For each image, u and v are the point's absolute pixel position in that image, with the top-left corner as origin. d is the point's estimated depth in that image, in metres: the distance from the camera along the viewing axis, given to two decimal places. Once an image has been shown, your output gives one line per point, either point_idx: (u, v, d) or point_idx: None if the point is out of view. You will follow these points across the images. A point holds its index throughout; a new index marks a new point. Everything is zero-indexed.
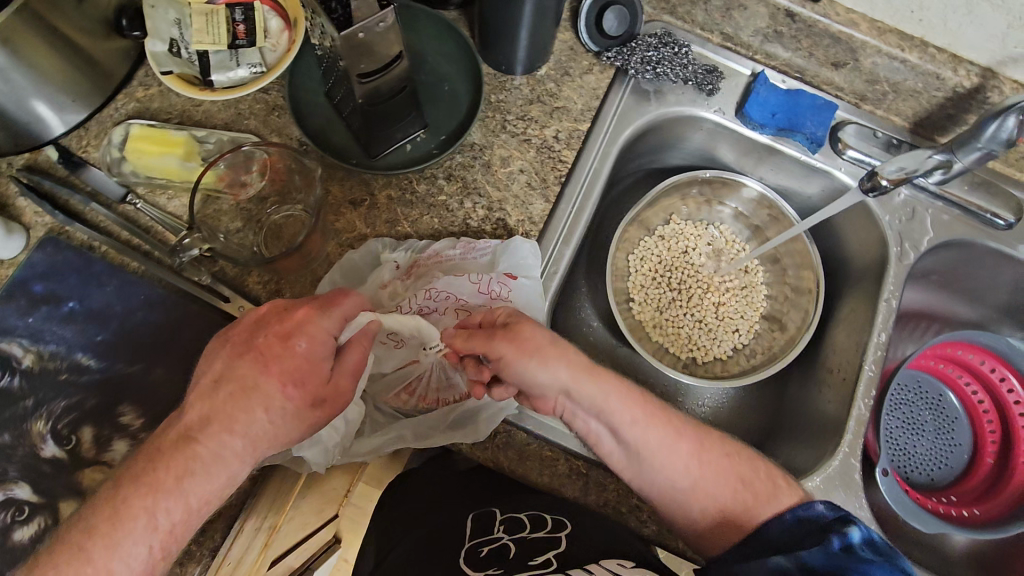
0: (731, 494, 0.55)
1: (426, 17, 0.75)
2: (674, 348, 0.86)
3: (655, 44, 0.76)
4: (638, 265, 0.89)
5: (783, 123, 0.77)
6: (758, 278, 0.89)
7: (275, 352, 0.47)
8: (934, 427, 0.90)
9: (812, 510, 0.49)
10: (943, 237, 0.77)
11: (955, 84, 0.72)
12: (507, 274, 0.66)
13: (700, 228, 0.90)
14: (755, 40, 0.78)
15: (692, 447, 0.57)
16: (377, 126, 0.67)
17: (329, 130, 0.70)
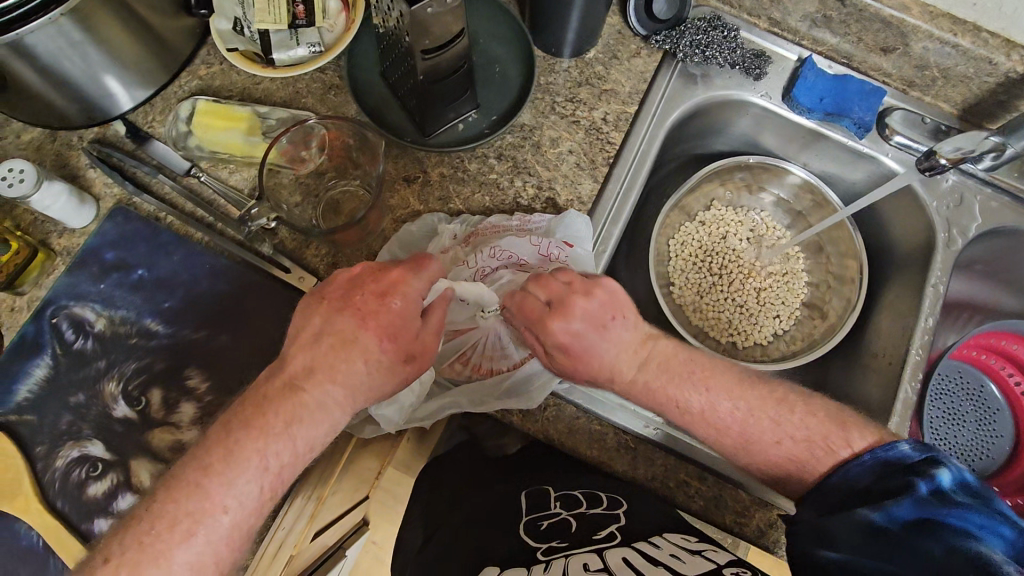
0: (789, 449, 0.54)
1: (480, 1, 0.76)
2: (714, 332, 0.87)
3: (704, 28, 0.77)
4: (679, 250, 0.90)
5: (830, 108, 0.78)
6: (799, 264, 0.89)
7: (371, 309, 0.52)
8: (976, 418, 0.90)
9: (895, 450, 0.48)
10: (991, 225, 0.77)
11: (1007, 70, 0.72)
12: (565, 242, 0.68)
13: (741, 214, 0.91)
14: (803, 25, 0.79)
15: (736, 388, 0.57)
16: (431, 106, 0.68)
17: (383, 109, 0.72)
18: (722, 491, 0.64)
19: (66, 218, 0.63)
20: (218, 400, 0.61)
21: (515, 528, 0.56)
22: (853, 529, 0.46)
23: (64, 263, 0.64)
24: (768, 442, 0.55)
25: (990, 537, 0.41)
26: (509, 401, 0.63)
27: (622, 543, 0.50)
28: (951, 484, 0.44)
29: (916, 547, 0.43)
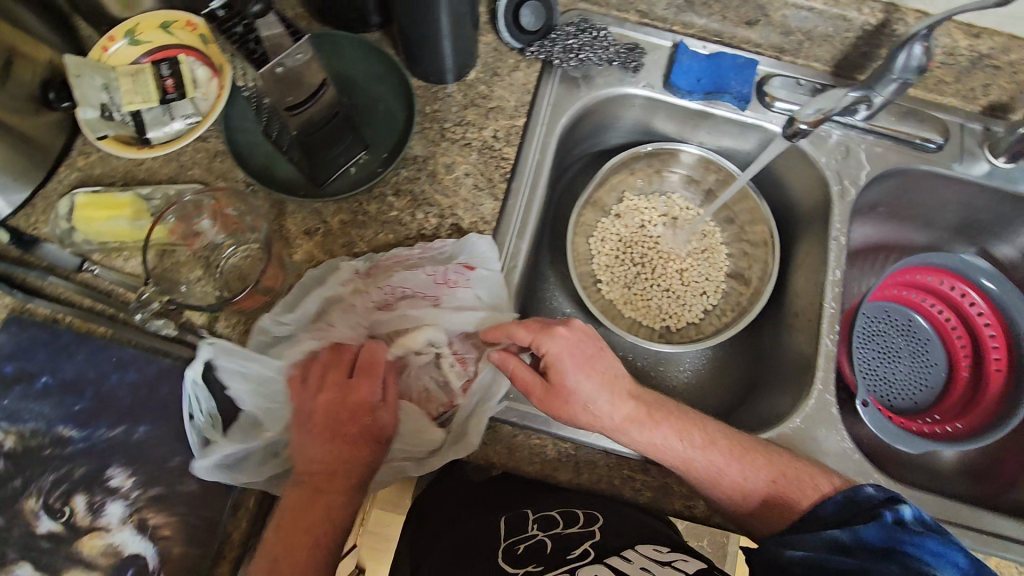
0: (767, 484, 0.62)
1: (341, 40, 0.75)
2: (647, 321, 0.89)
3: (574, 32, 0.79)
4: (599, 247, 0.91)
5: (709, 88, 0.80)
6: (716, 238, 0.91)
7: (326, 403, 0.60)
8: (909, 352, 0.93)
9: (862, 491, 0.58)
10: (880, 169, 0.80)
11: (862, 23, 0.75)
12: (465, 265, 0.69)
13: (652, 201, 0.92)
14: (670, 13, 0.81)
15: (721, 439, 0.63)
16: (316, 158, 0.68)
17: (272, 165, 0.71)
18: (667, 477, 0.65)
19: None
20: (146, 495, 0.59)
21: (494, 554, 0.57)
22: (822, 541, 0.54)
23: None
24: (732, 478, 0.61)
25: (945, 564, 0.49)
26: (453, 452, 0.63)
27: (594, 559, 0.53)
28: (912, 517, 0.53)
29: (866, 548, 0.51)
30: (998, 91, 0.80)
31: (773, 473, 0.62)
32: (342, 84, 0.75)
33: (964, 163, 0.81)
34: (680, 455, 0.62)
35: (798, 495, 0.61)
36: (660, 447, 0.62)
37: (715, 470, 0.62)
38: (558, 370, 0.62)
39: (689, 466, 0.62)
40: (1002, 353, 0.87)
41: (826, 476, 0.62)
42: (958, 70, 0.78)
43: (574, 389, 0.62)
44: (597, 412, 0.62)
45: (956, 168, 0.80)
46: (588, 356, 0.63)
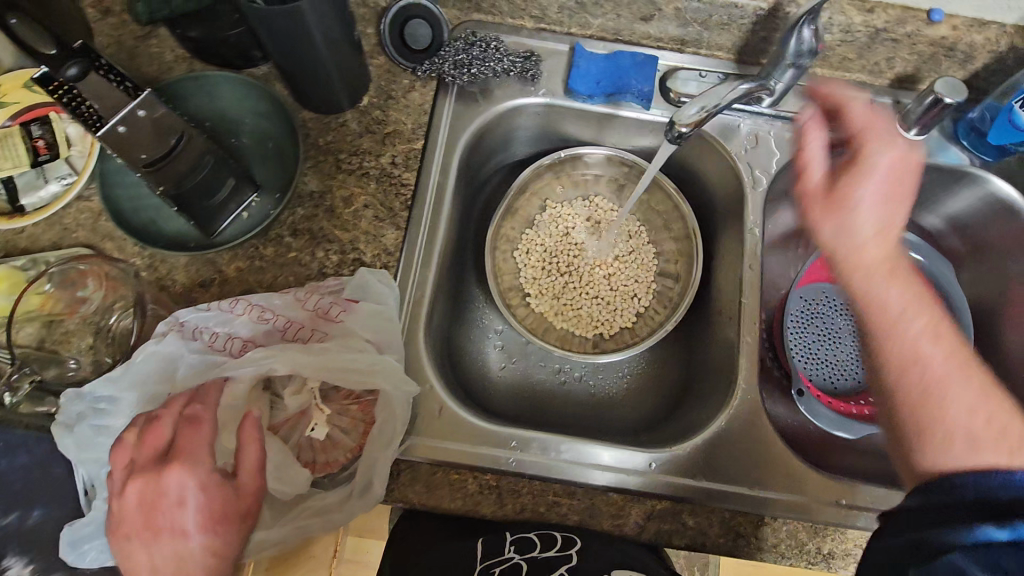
0: (969, 435, 0.48)
1: (213, 80, 0.72)
2: (579, 331, 0.87)
3: (464, 47, 0.76)
4: (525, 259, 0.89)
5: (609, 89, 0.78)
6: (643, 237, 0.89)
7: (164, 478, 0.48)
8: (850, 331, 0.91)
9: (1015, 480, 0.44)
10: (792, 155, 0.78)
11: (755, 9, 0.73)
12: (351, 299, 0.62)
13: (575, 207, 0.90)
14: (563, 16, 0.79)
15: (950, 350, 0.52)
16: (201, 212, 0.65)
17: (160, 218, 0.68)
18: (592, 499, 0.64)
19: None
20: None
21: None
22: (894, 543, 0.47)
23: None
24: (957, 413, 0.49)
25: None
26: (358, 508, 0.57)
27: None
28: None
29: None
30: (903, 63, 0.78)
31: (988, 414, 0.49)
32: (227, 125, 0.72)
33: None
34: (910, 342, 0.53)
35: (935, 450, 0.49)
36: (875, 295, 0.55)
37: (942, 368, 0.51)
38: (861, 174, 0.58)
39: (896, 341, 0.54)
40: None
41: (996, 445, 0.47)
42: (859, 46, 0.76)
43: (867, 182, 0.58)
44: (862, 238, 0.57)
45: None
46: (902, 191, 0.58)
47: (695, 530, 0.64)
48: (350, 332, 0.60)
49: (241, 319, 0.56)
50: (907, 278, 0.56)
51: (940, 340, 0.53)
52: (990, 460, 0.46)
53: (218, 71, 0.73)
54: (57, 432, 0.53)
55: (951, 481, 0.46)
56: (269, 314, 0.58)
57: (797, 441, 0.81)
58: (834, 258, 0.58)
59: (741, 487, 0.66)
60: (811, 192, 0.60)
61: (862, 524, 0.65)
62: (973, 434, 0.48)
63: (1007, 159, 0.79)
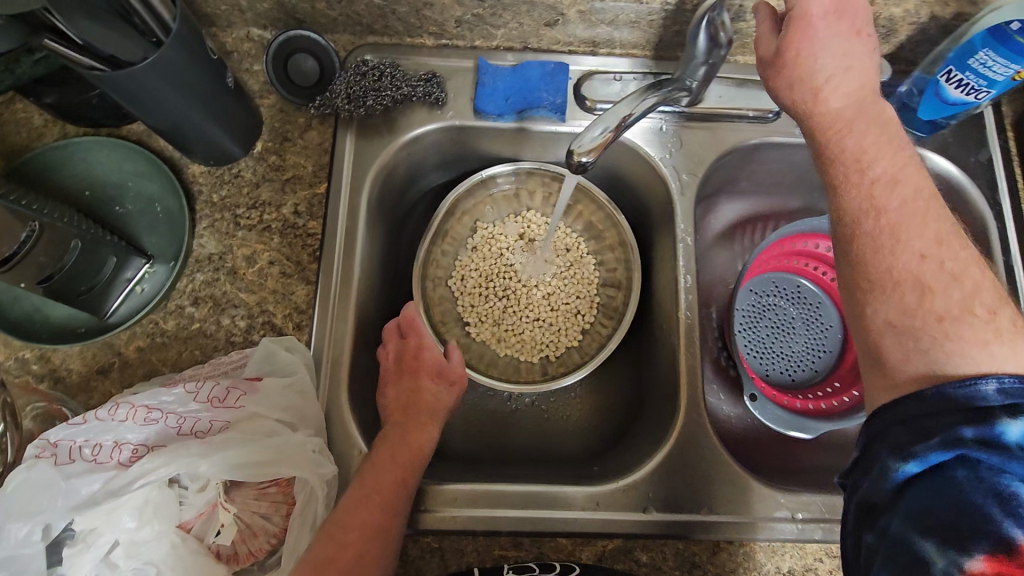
0: (920, 271, 0.45)
1: (83, 148, 0.66)
2: (524, 355, 0.83)
3: (357, 76, 0.70)
4: (460, 287, 0.84)
5: (519, 105, 0.73)
6: (580, 248, 0.85)
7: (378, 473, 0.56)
8: (803, 320, 0.88)
9: (970, 389, 0.40)
10: (720, 153, 0.75)
11: (661, 5, 0.68)
12: (255, 375, 0.59)
13: (506, 226, 0.85)
14: (464, 29, 0.73)
15: (934, 238, 0.46)
16: (81, 296, 0.60)
17: (42, 304, 0.63)
18: (541, 548, 0.61)
19: None
20: None
21: None
22: (881, 488, 0.41)
23: None
24: (908, 258, 0.46)
25: None
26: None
27: None
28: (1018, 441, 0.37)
29: (979, 513, 0.37)
30: None
31: (942, 257, 0.45)
32: (108, 193, 0.66)
33: None
34: (865, 194, 0.49)
35: (874, 304, 0.47)
36: (847, 150, 0.51)
37: (897, 216, 0.47)
38: (800, 27, 0.53)
39: (851, 195, 0.50)
40: None
41: (998, 333, 0.42)
42: None
43: (814, 40, 0.53)
44: (822, 82, 0.53)
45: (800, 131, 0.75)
46: (848, 31, 0.53)
47: (650, 565, 0.61)
48: (257, 415, 0.56)
49: (125, 422, 0.52)
50: (874, 113, 0.52)
51: (901, 184, 0.48)
52: (985, 363, 0.41)
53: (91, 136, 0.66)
54: None
55: (923, 393, 0.42)
56: (157, 413, 0.54)
57: (750, 443, 0.79)
58: (795, 109, 0.55)
59: (693, 514, 0.63)
60: (765, 54, 0.56)
61: (820, 538, 0.62)
62: (921, 280, 0.45)
63: (941, 132, 0.75)
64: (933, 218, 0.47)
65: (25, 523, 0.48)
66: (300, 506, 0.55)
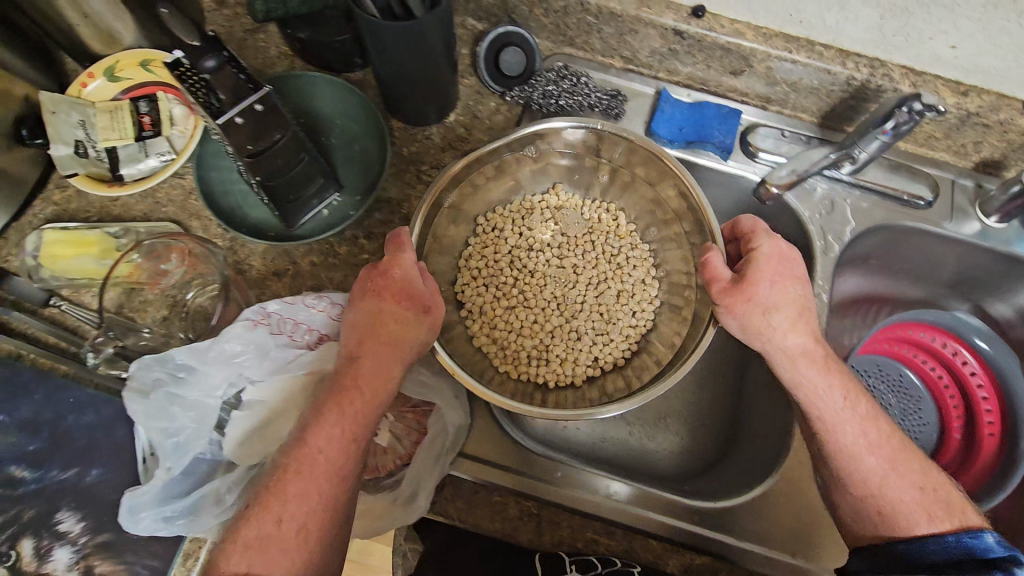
0: (918, 496, 0.59)
1: (313, 82, 0.75)
2: (536, 342, 0.85)
3: (555, 78, 0.78)
4: (502, 244, 0.85)
5: (691, 137, 0.79)
6: (645, 294, 0.85)
7: (359, 369, 0.56)
8: (900, 408, 0.88)
9: (980, 540, 0.55)
10: (866, 224, 0.78)
11: (848, 77, 0.73)
12: None
13: (572, 206, 0.86)
14: (654, 60, 0.80)
15: (920, 478, 0.60)
16: (286, 204, 0.67)
17: (245, 205, 0.71)
18: (631, 543, 0.64)
19: None
20: (94, 542, 0.59)
21: None
22: None
23: None
24: (908, 493, 0.59)
25: None
26: (402, 516, 0.60)
27: None
28: None
29: None
30: (990, 148, 0.77)
31: (923, 484, 0.60)
32: (321, 124, 0.75)
33: (955, 222, 0.79)
34: (855, 435, 0.61)
35: (878, 515, 0.60)
36: (820, 391, 0.62)
37: (883, 461, 0.60)
38: (757, 272, 0.62)
39: (844, 439, 0.61)
40: (994, 417, 0.84)
41: (949, 513, 0.58)
42: (948, 126, 0.76)
43: (761, 288, 0.62)
44: (773, 320, 0.62)
45: (947, 225, 0.79)
46: (786, 280, 0.63)
47: None
48: None
49: (320, 314, 0.62)
50: (813, 324, 0.63)
51: None
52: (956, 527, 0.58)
53: (319, 75, 0.75)
54: (132, 395, 0.56)
55: (946, 539, 0.56)
56: None
57: None
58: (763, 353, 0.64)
59: (776, 552, 0.66)
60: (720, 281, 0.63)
61: None
62: (921, 505, 0.59)
63: None
64: (903, 453, 0.61)
65: (223, 377, 0.58)
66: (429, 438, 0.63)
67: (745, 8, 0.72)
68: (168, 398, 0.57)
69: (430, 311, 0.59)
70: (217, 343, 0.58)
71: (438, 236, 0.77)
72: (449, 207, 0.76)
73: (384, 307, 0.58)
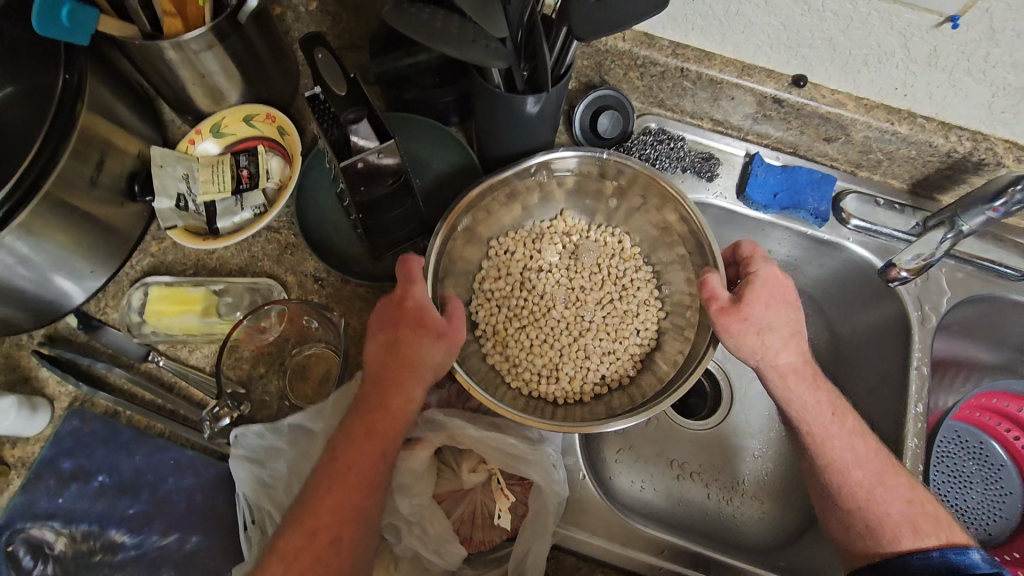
0: (904, 510, 0.61)
1: (419, 123, 0.76)
2: (541, 359, 0.82)
3: (651, 142, 0.80)
4: (509, 263, 0.84)
5: (785, 203, 0.78)
6: (650, 315, 0.83)
7: (373, 381, 0.57)
8: (983, 479, 0.87)
9: (965, 556, 0.58)
10: (961, 295, 0.77)
11: (949, 150, 0.73)
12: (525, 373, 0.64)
13: (579, 226, 0.85)
14: (746, 123, 0.81)
15: (910, 492, 0.62)
16: (381, 241, 0.68)
17: (345, 246, 0.71)
18: None
19: (18, 430, 0.61)
20: None
21: None
22: None
23: (21, 477, 0.62)
24: (897, 507, 0.62)
25: None
26: None
27: None
28: None
29: None
30: None
31: (911, 500, 0.62)
32: (416, 165, 0.75)
33: None
34: (847, 448, 0.63)
35: (868, 532, 0.62)
36: (809, 407, 0.63)
37: (876, 478, 0.62)
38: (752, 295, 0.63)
39: (835, 454, 0.63)
40: None
41: (935, 525, 0.61)
42: None
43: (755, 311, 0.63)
44: (766, 343, 0.63)
45: None
46: (779, 299, 0.64)
47: None
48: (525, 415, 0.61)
49: None
50: (805, 343, 0.65)
51: None
52: (938, 540, 0.60)
53: (447, 129, 0.76)
54: (238, 461, 0.57)
55: (931, 553, 0.59)
56: None
57: None
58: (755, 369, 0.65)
59: None
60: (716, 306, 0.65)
61: None
62: (913, 523, 0.61)
63: None
64: (896, 472, 0.63)
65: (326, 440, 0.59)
66: (532, 514, 0.59)
67: (847, 80, 0.72)
68: (283, 461, 0.58)
69: (447, 336, 0.58)
70: (322, 408, 0.59)
71: (455, 256, 0.75)
72: (466, 230, 0.74)
73: (397, 339, 0.57)
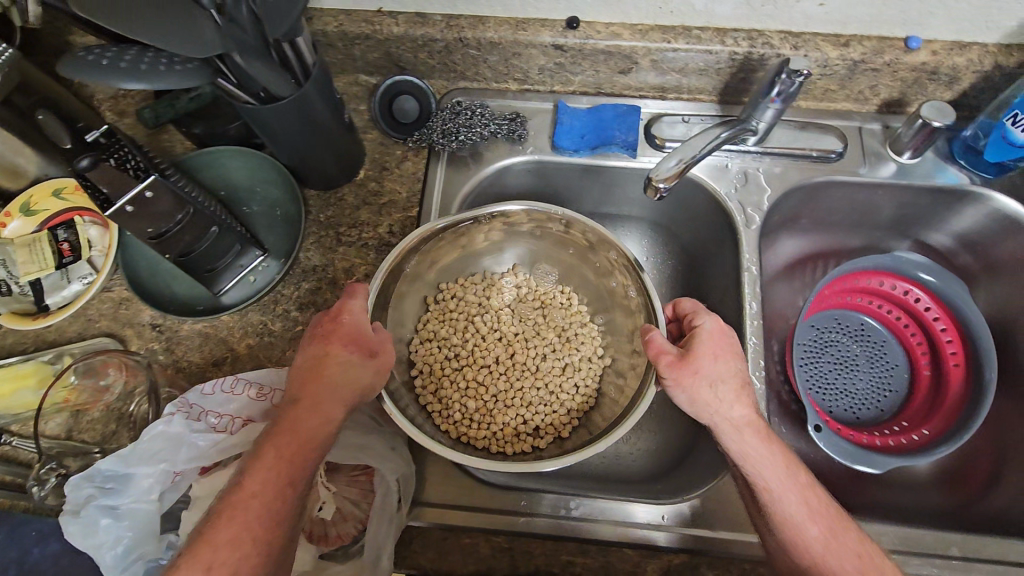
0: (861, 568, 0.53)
1: (227, 151, 0.75)
2: (477, 406, 0.79)
3: (451, 115, 0.79)
4: (447, 308, 0.83)
5: (594, 142, 0.80)
6: (591, 370, 0.81)
7: (297, 413, 0.53)
8: (865, 359, 0.88)
9: None
10: (783, 189, 0.79)
11: (729, 54, 0.74)
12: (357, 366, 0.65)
13: (516, 275, 0.85)
14: (545, 76, 0.82)
15: (861, 546, 0.54)
16: (203, 275, 0.69)
17: (171, 281, 0.72)
18: (607, 558, 0.64)
19: None
20: None
21: None
22: None
23: None
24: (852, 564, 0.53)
25: None
26: None
27: None
28: None
29: None
30: (887, 89, 0.78)
31: (866, 556, 0.53)
32: (240, 195, 0.76)
33: (871, 166, 0.79)
34: (797, 497, 0.55)
35: None
36: (757, 459, 0.56)
37: (828, 533, 0.54)
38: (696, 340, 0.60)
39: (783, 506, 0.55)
40: (958, 347, 0.82)
41: None
42: (840, 77, 0.77)
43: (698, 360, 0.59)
44: (712, 392, 0.57)
45: (863, 172, 0.79)
46: (725, 353, 0.59)
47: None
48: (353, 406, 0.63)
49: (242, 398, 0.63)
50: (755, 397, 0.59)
51: None
52: None
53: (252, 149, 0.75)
54: (65, 518, 0.57)
55: None
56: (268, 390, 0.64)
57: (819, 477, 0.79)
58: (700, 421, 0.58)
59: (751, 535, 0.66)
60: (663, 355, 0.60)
61: None
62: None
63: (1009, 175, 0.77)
64: (848, 524, 0.55)
65: (150, 474, 0.59)
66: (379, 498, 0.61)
67: (614, 11, 0.73)
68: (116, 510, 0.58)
69: (379, 356, 0.58)
70: (136, 445, 0.59)
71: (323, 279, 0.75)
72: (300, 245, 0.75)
73: (323, 358, 0.55)
